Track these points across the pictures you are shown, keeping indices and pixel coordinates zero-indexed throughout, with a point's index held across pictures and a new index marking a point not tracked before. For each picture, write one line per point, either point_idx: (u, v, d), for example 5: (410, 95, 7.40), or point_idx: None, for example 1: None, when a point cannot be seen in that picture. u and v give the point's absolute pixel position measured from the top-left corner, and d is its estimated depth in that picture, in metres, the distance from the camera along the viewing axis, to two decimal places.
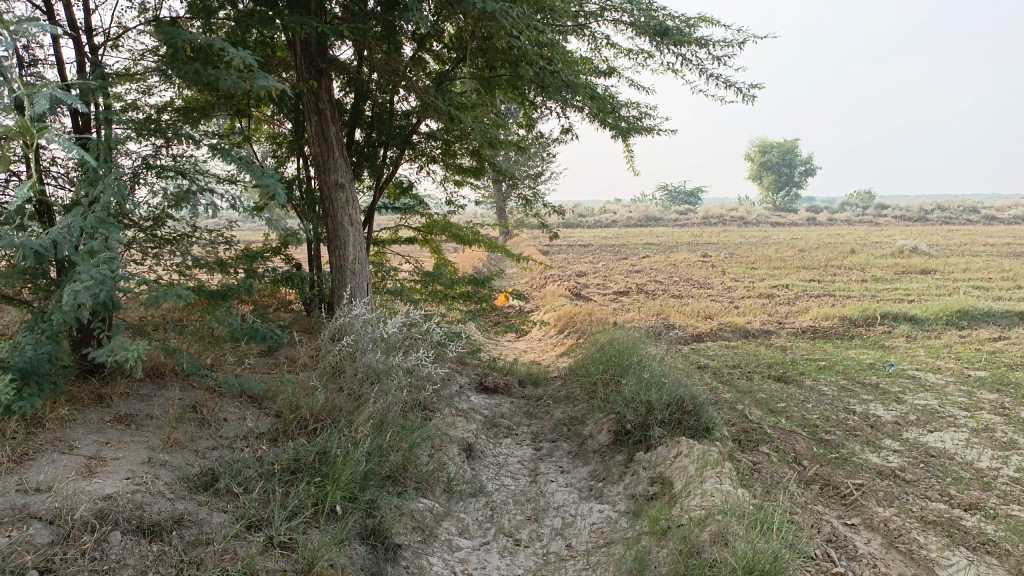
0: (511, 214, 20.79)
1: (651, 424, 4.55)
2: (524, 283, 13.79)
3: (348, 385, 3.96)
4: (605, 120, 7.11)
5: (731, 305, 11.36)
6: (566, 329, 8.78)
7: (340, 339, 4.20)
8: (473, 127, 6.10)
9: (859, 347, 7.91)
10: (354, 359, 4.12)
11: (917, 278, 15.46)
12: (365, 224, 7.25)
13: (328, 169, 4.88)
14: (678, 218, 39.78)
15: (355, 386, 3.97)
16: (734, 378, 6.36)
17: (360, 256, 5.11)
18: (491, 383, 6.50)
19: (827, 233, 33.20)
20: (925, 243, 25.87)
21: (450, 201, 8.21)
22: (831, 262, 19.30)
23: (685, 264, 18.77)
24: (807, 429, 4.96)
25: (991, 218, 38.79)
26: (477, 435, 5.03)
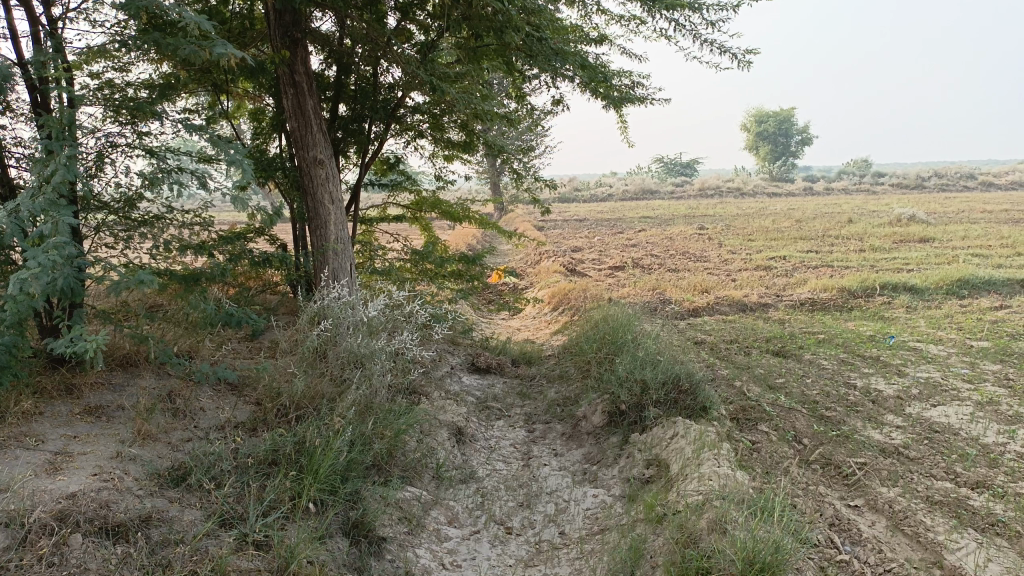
0: (505, 190, 20.54)
1: (647, 404, 4.40)
2: (519, 259, 13.62)
3: (330, 371, 3.80)
4: (596, 89, 6.88)
5: (727, 278, 11.20)
6: (560, 306, 8.62)
7: (322, 322, 4.03)
8: (458, 97, 5.87)
9: (859, 318, 7.77)
10: (336, 344, 3.96)
11: (915, 247, 15.32)
12: (351, 202, 7.04)
13: (307, 145, 4.67)
14: (674, 190, 39.53)
15: (337, 371, 3.81)
16: (731, 353, 6.21)
17: (343, 235, 4.91)
18: (484, 363, 6.35)
19: (825, 202, 32.95)
20: (923, 211, 25.68)
21: (440, 177, 8.00)
22: (829, 233, 19.13)
23: (681, 237, 18.58)
24: (808, 405, 4.82)
25: (987, 185, 38.62)
26: (468, 418, 4.89)
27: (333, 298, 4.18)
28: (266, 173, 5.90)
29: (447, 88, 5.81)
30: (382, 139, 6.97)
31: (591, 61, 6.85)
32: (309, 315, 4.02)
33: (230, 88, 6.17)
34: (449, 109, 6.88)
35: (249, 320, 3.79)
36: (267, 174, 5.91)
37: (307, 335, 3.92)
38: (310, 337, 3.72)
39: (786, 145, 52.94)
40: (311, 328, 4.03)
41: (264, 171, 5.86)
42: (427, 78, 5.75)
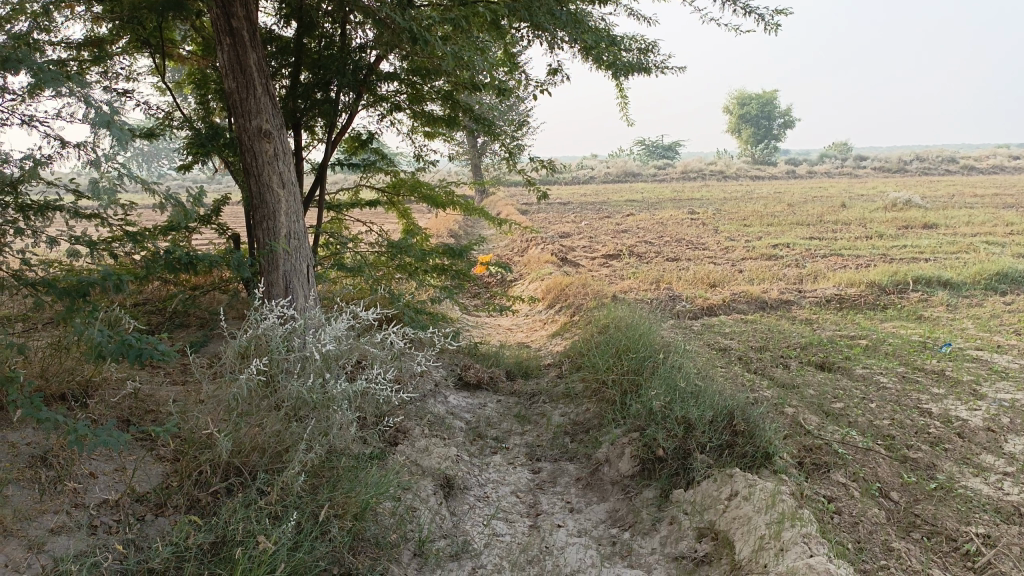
0: (487, 171, 19.41)
1: (692, 449, 3.39)
2: (505, 247, 12.57)
3: (268, 422, 2.72)
4: (603, 56, 5.80)
5: (734, 269, 10.24)
6: (556, 303, 7.59)
7: (261, 352, 2.95)
8: (444, 50, 4.68)
9: (897, 320, 6.85)
10: (281, 380, 2.88)
11: (923, 234, 14.52)
12: (316, 184, 5.93)
13: (252, 113, 3.59)
14: (657, 173, 38.57)
15: (281, 421, 2.75)
16: (767, 366, 5.25)
17: (297, 228, 3.81)
18: (473, 377, 5.33)
19: (814, 184, 32.06)
20: (920, 196, 24.96)
21: (419, 156, 6.92)
22: (826, 217, 18.30)
23: (674, 222, 17.61)
24: (884, 443, 3.86)
25: (970, 168, 38.32)
26: (457, 458, 3.87)
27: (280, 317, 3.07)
28: (205, 149, 4.72)
29: (430, 38, 4.58)
30: (352, 110, 5.83)
31: (596, 23, 5.77)
32: (242, 341, 2.94)
33: (166, 48, 4.97)
34: (432, 74, 5.84)
35: (157, 356, 2.65)
36: (207, 150, 4.73)
37: (238, 369, 2.84)
38: (242, 376, 2.60)
39: (769, 127, 52.12)
40: (244, 356, 2.93)
41: (201, 146, 4.66)
42: (405, 23, 4.52)
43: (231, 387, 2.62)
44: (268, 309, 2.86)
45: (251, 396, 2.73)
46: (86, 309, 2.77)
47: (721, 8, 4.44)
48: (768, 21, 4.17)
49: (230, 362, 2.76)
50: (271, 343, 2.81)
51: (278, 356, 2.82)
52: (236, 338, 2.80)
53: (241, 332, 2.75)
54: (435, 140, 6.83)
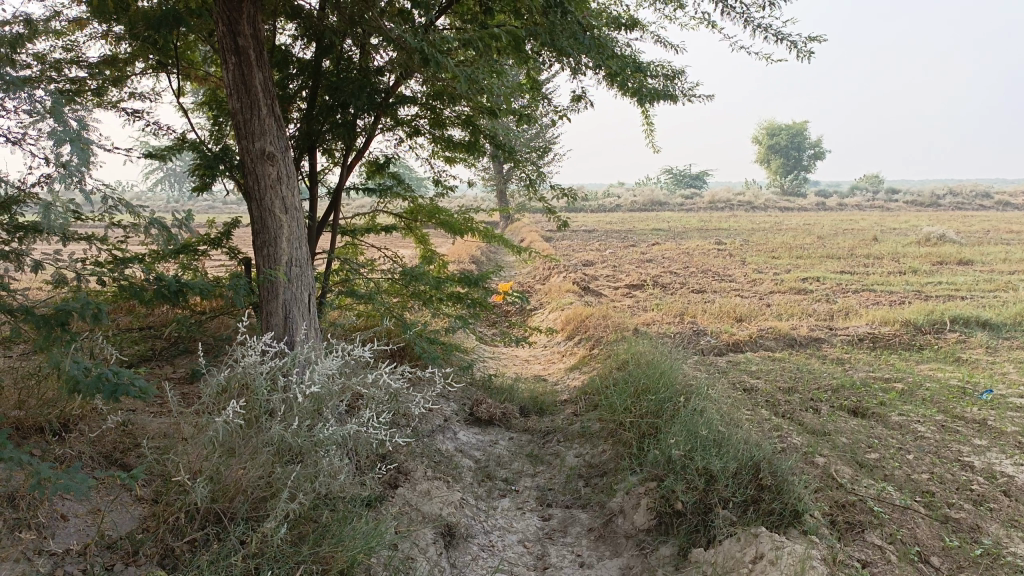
0: (512, 198, 19.28)
1: (714, 504, 3.12)
2: (526, 275, 12.38)
3: (250, 466, 2.50)
4: (628, 83, 5.60)
5: (761, 303, 9.94)
6: (576, 335, 7.36)
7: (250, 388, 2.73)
8: (457, 73, 4.43)
9: (934, 363, 6.53)
10: (268, 420, 2.66)
11: (958, 270, 14.10)
12: (331, 209, 5.77)
13: (255, 134, 3.43)
14: (685, 202, 38.27)
15: (264, 466, 2.53)
16: (796, 409, 4.96)
17: (301, 254, 3.62)
18: (485, 413, 5.09)
19: (844, 217, 31.61)
20: (955, 231, 24.42)
21: (438, 181, 6.75)
22: (856, 251, 17.91)
23: (700, 252, 17.32)
24: (923, 501, 3.57)
25: (1005, 203, 37.60)
26: (462, 502, 3.63)
27: (270, 350, 2.87)
28: (213, 171, 4.57)
29: (444, 59, 4.34)
30: (370, 133, 5.67)
31: (621, 49, 5.59)
32: (225, 378, 2.73)
33: (180, 68, 4.85)
34: (452, 98, 5.68)
35: (133, 393, 2.46)
36: (216, 171, 4.57)
37: (221, 407, 2.64)
38: (222, 418, 2.39)
39: (798, 157, 51.64)
40: (229, 393, 2.73)
41: (209, 168, 4.51)
42: (416, 43, 4.27)
43: (210, 430, 2.42)
44: (253, 345, 2.65)
45: (232, 439, 2.52)
46: (65, 338, 2.60)
47: (751, 35, 4.21)
48: (800, 48, 3.93)
49: (211, 402, 2.55)
50: (256, 382, 2.59)
51: (264, 396, 2.62)
52: (218, 376, 2.59)
53: (223, 371, 2.54)
54: (455, 165, 6.66)
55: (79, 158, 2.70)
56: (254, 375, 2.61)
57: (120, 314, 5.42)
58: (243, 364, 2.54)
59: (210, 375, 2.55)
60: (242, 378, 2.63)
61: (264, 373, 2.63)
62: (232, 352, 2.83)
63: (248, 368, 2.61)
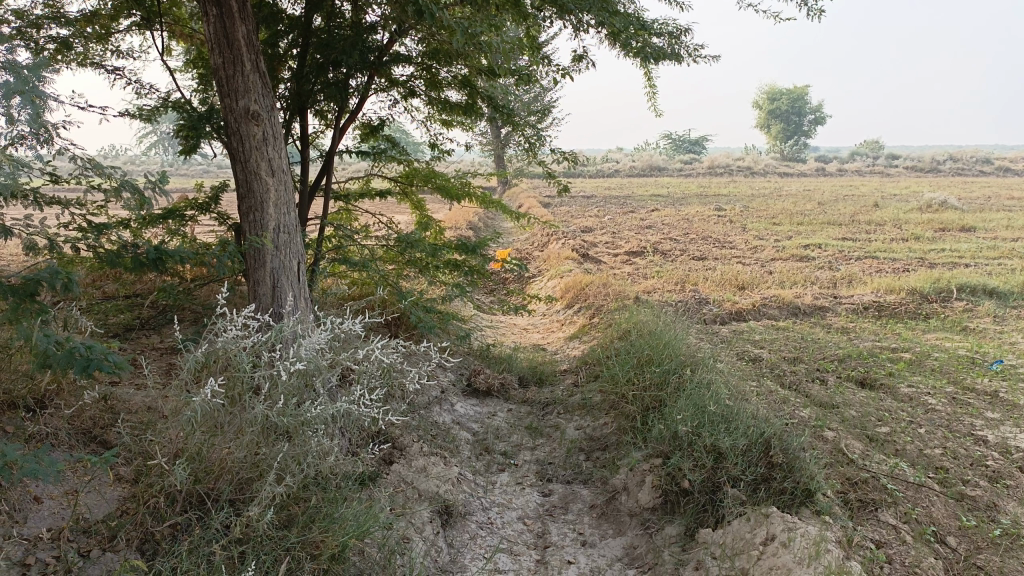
0: (509, 163, 19.02)
1: (722, 483, 2.99)
2: (525, 241, 12.19)
3: (234, 446, 2.34)
4: (631, 42, 5.36)
5: (763, 270, 9.78)
6: (575, 303, 7.21)
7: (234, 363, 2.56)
8: (454, 26, 4.12)
9: (941, 332, 6.39)
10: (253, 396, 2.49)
11: (960, 237, 13.93)
12: (323, 172, 5.56)
13: (239, 92, 3.23)
14: (683, 167, 37.90)
15: (249, 445, 2.37)
16: (802, 381, 4.83)
17: (288, 220, 3.43)
18: (483, 384, 4.96)
19: (843, 183, 31.35)
20: (958, 197, 24.16)
21: (435, 145, 6.53)
22: (857, 217, 17.73)
23: (700, 218, 17.12)
24: (937, 477, 3.44)
25: (1006, 169, 37.33)
26: (460, 478, 3.51)
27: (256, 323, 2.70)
28: (197, 133, 4.35)
29: (438, 11, 4.02)
30: (364, 93, 5.44)
31: (625, 5, 5.34)
32: (203, 354, 2.55)
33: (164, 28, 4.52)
34: (450, 57, 5.44)
35: (106, 369, 2.30)
36: (201, 132, 4.34)
37: (202, 384, 2.48)
38: (200, 397, 2.23)
39: (799, 122, 51.12)
40: (210, 369, 2.56)
41: (193, 128, 4.29)
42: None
43: (188, 410, 2.25)
44: (233, 320, 2.47)
45: (212, 418, 2.36)
46: (34, 310, 2.43)
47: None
48: (810, 6, 3.70)
49: (189, 380, 2.38)
50: (237, 359, 2.42)
51: (246, 373, 2.45)
52: (195, 353, 2.42)
53: (201, 348, 2.36)
54: (452, 129, 6.44)
55: (31, 112, 2.43)
56: (235, 352, 2.43)
57: (106, 282, 5.25)
58: (221, 341, 2.37)
59: (187, 352, 2.37)
60: (222, 355, 2.46)
61: (246, 348, 2.46)
62: (211, 326, 2.65)
63: (228, 344, 2.43)
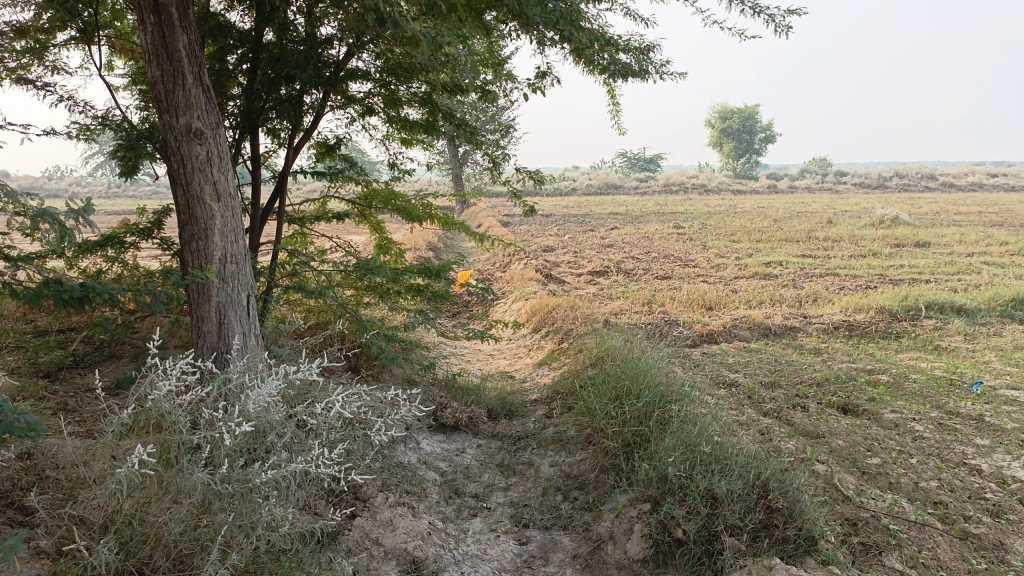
0: (468, 182, 18.78)
1: (719, 532, 2.75)
2: (487, 262, 11.92)
3: (170, 521, 1.99)
4: (597, 58, 5.16)
5: (729, 289, 9.66)
6: (542, 327, 6.96)
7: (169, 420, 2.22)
8: (418, 35, 3.76)
9: (914, 352, 6.29)
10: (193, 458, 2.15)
11: (917, 253, 14.07)
12: (276, 195, 5.22)
13: (180, 108, 2.91)
14: (640, 185, 38.15)
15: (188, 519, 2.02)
16: (784, 408, 4.64)
17: (235, 249, 3.10)
18: (450, 418, 4.66)
19: (797, 200, 31.82)
20: (910, 212, 24.61)
21: (394, 165, 6.24)
22: (814, 233, 17.87)
23: (661, 236, 17.06)
24: (937, 514, 3.26)
25: (949, 185, 38.43)
26: (430, 529, 3.20)
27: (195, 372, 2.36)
28: (136, 153, 4.00)
29: (402, 20, 3.66)
30: (319, 111, 5.14)
31: (591, 20, 5.14)
32: (132, 412, 2.20)
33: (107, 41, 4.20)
34: (411, 74, 5.20)
35: (16, 432, 1.96)
36: (138, 151, 3.99)
37: (132, 446, 2.13)
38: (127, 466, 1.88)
39: (751, 141, 52.02)
40: (139, 429, 2.21)
41: (131, 148, 3.94)
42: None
43: (114, 481, 1.91)
44: (167, 370, 2.14)
45: (142, 487, 2.00)
46: None
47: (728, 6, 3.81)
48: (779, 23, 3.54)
49: (113, 446, 2.02)
50: (171, 418, 2.08)
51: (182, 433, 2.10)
52: (120, 413, 2.07)
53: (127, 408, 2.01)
54: (412, 148, 6.17)
55: None
56: (169, 412, 2.09)
57: (38, 316, 4.84)
58: (150, 400, 2.01)
59: (110, 414, 2.02)
60: (153, 414, 2.10)
61: (182, 405, 2.12)
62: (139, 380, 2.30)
63: (161, 399, 2.10)
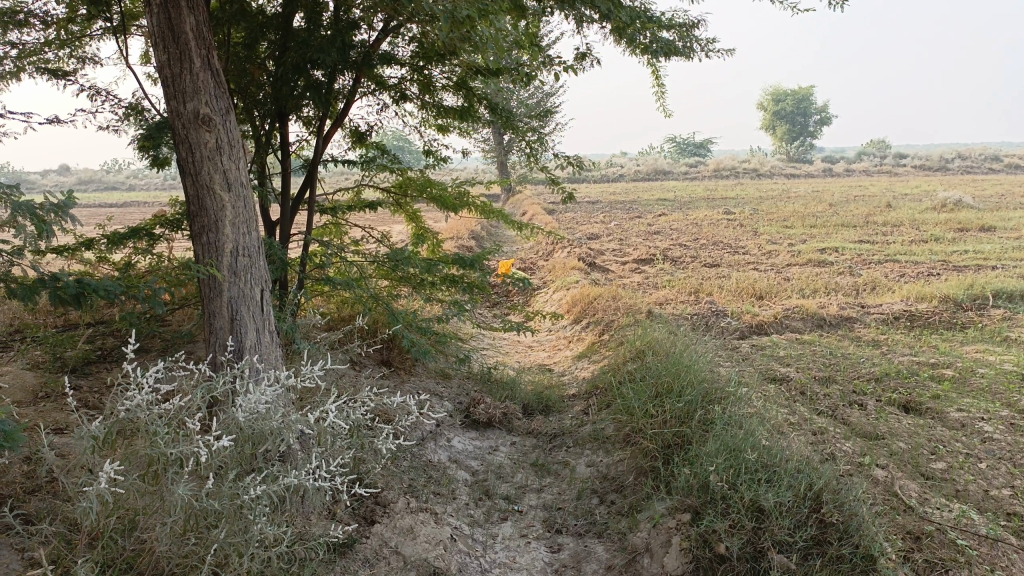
0: (512, 169, 18.58)
1: (765, 548, 2.51)
2: (529, 251, 11.71)
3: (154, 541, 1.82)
4: (638, 37, 4.87)
5: (780, 277, 9.27)
6: (583, 318, 6.73)
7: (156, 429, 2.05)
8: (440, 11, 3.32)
9: (980, 344, 5.88)
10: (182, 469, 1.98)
11: (981, 237, 13.41)
12: (307, 185, 5.08)
13: (187, 93, 2.77)
14: (688, 171, 37.43)
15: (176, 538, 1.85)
16: (838, 405, 4.34)
17: (247, 241, 2.95)
18: (483, 414, 4.48)
19: (851, 183, 30.88)
20: (974, 195, 23.56)
21: (430, 151, 6.05)
22: (870, 218, 17.21)
23: (709, 222, 16.63)
24: (1012, 527, 2.95)
25: (1016, 166, 36.81)
26: (456, 536, 3.02)
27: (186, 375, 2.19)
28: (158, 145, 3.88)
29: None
30: (350, 98, 4.97)
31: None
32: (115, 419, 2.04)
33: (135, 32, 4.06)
34: (445, 57, 4.98)
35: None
36: (159, 143, 3.86)
37: (115, 457, 1.97)
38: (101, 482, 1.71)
39: (805, 123, 50.60)
40: (123, 438, 2.04)
41: (151, 140, 3.80)
42: None
43: (89, 498, 1.75)
44: (150, 375, 1.96)
45: (122, 504, 1.83)
46: None
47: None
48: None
49: (89, 458, 1.86)
50: (152, 427, 1.90)
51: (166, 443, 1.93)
52: (99, 422, 1.90)
53: (103, 417, 1.84)
54: (448, 134, 5.97)
55: None
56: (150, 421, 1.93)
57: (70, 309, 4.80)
58: (127, 409, 1.85)
59: (84, 425, 1.85)
60: (134, 424, 1.94)
61: (164, 414, 1.95)
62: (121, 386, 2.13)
63: (142, 407, 1.92)
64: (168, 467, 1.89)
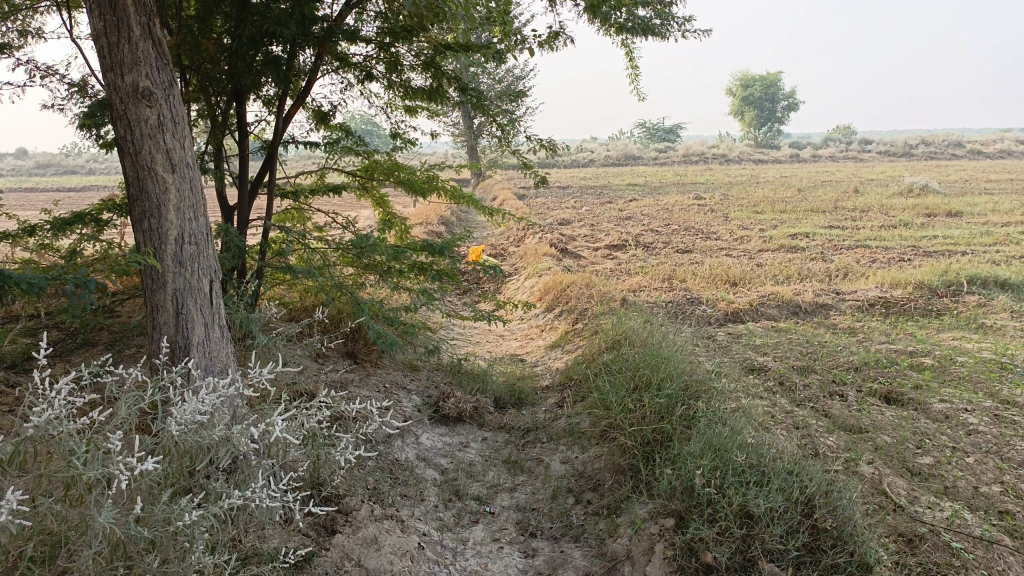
0: (482, 153, 18.31)
1: (756, 557, 2.35)
2: (500, 237, 11.50)
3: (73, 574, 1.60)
4: (612, 15, 4.67)
5: (754, 263, 9.17)
6: (556, 306, 6.55)
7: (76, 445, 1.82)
8: None
9: (957, 331, 5.81)
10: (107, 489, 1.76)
11: (949, 222, 13.48)
12: (266, 167, 4.81)
13: (126, 64, 2.51)
14: (658, 156, 37.41)
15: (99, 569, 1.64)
16: (820, 397, 4.21)
17: (194, 228, 2.71)
18: (453, 408, 4.28)
19: (818, 169, 31.09)
20: (939, 181, 23.80)
21: (397, 133, 5.80)
22: (839, 204, 17.24)
23: (680, 208, 16.54)
24: (1005, 526, 2.83)
25: (978, 152, 37.35)
26: (423, 543, 2.83)
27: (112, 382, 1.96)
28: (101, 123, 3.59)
29: None
30: (312, 75, 4.67)
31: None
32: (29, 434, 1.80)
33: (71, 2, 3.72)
34: (414, 33, 4.72)
35: None
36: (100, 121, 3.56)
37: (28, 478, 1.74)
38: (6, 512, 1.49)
39: (773, 109, 50.86)
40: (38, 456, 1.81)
41: (91, 117, 3.51)
42: None
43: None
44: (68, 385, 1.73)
45: (35, 534, 1.61)
46: None
47: None
48: None
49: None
50: (70, 445, 1.68)
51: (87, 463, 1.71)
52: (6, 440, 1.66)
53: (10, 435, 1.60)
54: (416, 116, 5.73)
55: None
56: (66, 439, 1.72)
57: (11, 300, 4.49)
58: (39, 426, 1.62)
59: None
60: (50, 440, 1.71)
61: (85, 431, 1.74)
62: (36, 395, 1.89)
63: (58, 422, 1.70)
64: (90, 491, 1.68)
